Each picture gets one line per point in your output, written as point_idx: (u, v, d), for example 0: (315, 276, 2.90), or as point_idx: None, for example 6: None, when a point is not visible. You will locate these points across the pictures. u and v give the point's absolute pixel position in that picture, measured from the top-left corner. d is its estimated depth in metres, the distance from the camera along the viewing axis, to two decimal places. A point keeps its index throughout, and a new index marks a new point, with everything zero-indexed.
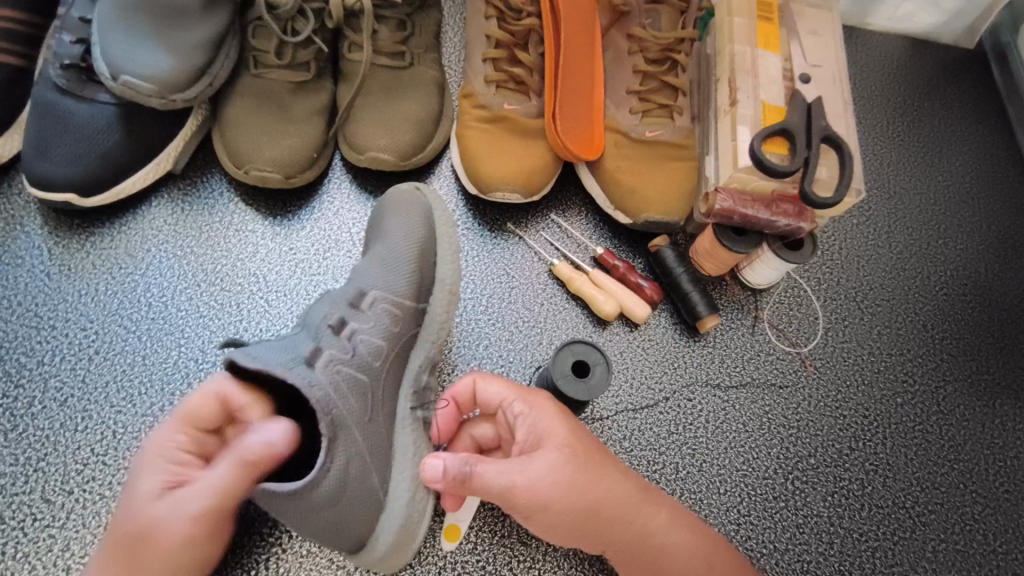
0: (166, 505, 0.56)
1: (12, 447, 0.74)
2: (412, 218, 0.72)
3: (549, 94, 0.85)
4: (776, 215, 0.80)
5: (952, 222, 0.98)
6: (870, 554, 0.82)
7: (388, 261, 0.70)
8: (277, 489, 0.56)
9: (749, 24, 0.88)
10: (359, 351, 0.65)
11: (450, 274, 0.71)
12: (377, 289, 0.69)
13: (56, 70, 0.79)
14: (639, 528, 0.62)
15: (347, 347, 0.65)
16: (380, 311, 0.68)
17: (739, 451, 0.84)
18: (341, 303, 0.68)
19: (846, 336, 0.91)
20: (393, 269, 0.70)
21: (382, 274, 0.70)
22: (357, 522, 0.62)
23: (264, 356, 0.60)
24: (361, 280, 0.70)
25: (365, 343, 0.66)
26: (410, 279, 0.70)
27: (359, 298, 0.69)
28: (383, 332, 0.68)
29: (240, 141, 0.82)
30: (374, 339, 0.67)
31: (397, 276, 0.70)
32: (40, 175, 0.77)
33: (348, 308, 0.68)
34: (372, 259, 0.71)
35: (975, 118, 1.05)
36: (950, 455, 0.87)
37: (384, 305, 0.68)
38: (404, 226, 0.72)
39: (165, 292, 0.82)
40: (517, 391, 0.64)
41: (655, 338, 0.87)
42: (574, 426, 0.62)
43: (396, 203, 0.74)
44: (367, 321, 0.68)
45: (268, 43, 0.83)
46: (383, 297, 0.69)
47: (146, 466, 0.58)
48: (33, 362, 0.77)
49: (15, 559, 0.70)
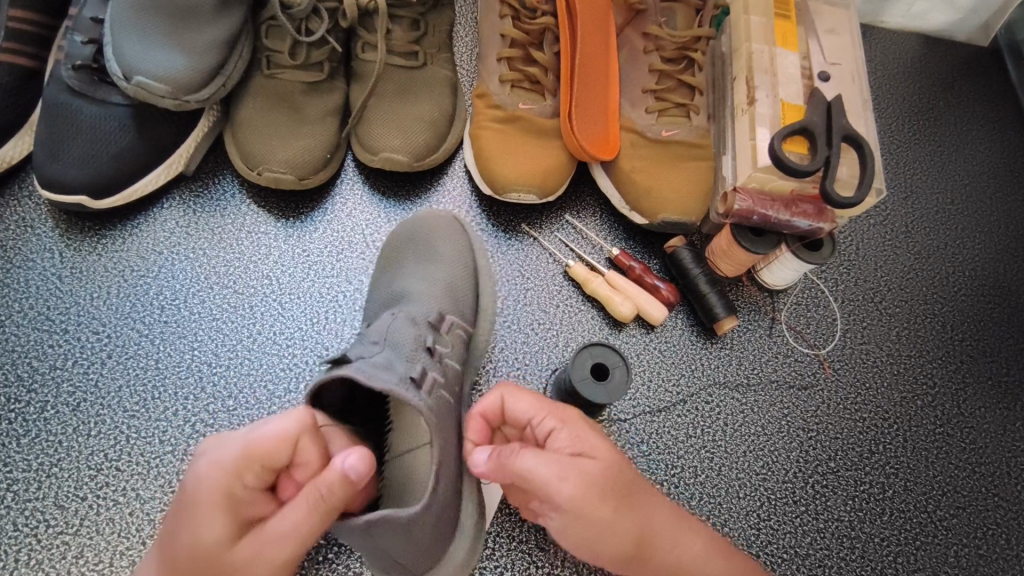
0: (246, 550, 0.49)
1: (25, 452, 0.73)
2: (462, 247, 0.76)
3: (566, 93, 0.84)
4: (796, 216, 0.78)
5: (970, 222, 0.97)
6: (892, 559, 0.80)
7: (453, 290, 0.73)
8: (393, 517, 0.53)
9: (767, 22, 0.87)
10: (445, 373, 0.67)
11: (495, 307, 0.76)
12: (455, 316, 0.72)
13: (67, 71, 0.78)
14: (670, 553, 0.59)
15: (437, 368, 0.66)
16: (457, 337, 0.71)
17: (758, 455, 0.83)
18: (424, 323, 0.69)
19: (865, 338, 0.90)
20: (459, 295, 0.74)
21: (454, 302, 0.73)
22: (441, 541, 0.60)
23: (380, 376, 0.59)
24: (440, 301, 0.72)
25: (448, 366, 0.68)
26: (473, 307, 0.75)
27: (440, 320, 0.70)
28: (457, 357, 0.70)
29: (253, 143, 0.81)
30: (453, 363, 0.69)
31: (461, 305, 0.73)
32: (52, 177, 0.77)
33: (432, 330, 0.69)
34: (433, 283, 0.73)
35: (991, 116, 1.04)
36: (971, 458, 0.86)
37: (459, 330, 0.71)
38: (456, 254, 0.76)
39: (178, 296, 0.81)
40: (550, 405, 0.61)
41: (672, 340, 0.86)
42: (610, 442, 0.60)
43: (442, 230, 0.77)
44: (447, 344, 0.69)
45: (282, 44, 0.82)
46: (459, 323, 0.71)
47: (210, 512, 0.49)
48: (45, 366, 0.76)
49: (28, 567, 0.69)
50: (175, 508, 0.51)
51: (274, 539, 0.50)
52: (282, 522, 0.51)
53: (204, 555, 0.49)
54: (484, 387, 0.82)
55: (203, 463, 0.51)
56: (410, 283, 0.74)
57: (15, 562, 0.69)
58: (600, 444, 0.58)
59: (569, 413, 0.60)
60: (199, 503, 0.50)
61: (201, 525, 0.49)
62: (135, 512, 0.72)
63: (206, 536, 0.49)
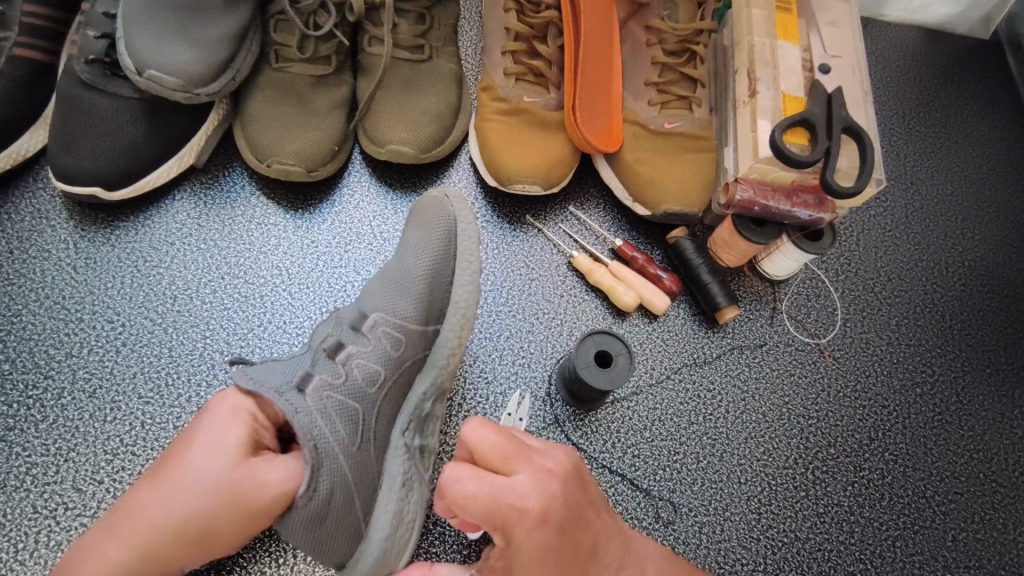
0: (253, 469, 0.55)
1: (43, 437, 0.75)
2: (433, 231, 0.72)
3: (569, 85, 0.85)
4: (797, 206, 0.79)
5: (970, 214, 0.98)
6: (891, 543, 0.82)
7: (400, 287, 0.70)
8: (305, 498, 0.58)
9: (767, 15, 0.88)
10: (352, 374, 0.65)
11: (468, 293, 0.72)
12: (381, 312, 0.69)
13: (80, 65, 0.80)
14: None
15: (341, 370, 0.65)
16: (381, 335, 0.68)
17: (758, 441, 0.84)
18: (344, 324, 0.68)
19: (865, 328, 0.91)
20: (402, 291, 0.70)
21: (390, 298, 0.70)
22: (342, 537, 0.62)
23: (263, 380, 0.60)
24: (366, 300, 0.70)
25: (360, 367, 0.66)
26: (417, 305, 0.70)
27: (362, 321, 0.69)
28: (381, 357, 0.68)
29: (262, 136, 0.83)
30: (370, 363, 0.67)
31: (403, 300, 0.70)
32: (66, 168, 0.78)
33: (349, 331, 0.68)
34: (378, 285, 0.71)
35: (992, 109, 1.05)
36: (970, 445, 0.87)
37: (385, 328, 0.69)
38: (421, 241, 0.72)
39: (190, 285, 0.83)
40: (496, 514, 0.52)
41: (674, 329, 0.88)
42: (554, 553, 0.53)
43: (421, 212, 0.75)
44: (366, 345, 0.68)
45: (290, 38, 0.83)
46: (384, 320, 0.69)
47: (234, 426, 0.56)
48: (61, 354, 0.78)
49: (49, 548, 0.71)
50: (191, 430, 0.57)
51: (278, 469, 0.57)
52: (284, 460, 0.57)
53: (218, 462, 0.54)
54: (487, 376, 0.83)
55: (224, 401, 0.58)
56: (369, 285, 0.72)
57: (35, 543, 0.71)
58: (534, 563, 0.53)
59: (516, 525, 0.52)
60: (221, 418, 0.57)
61: (221, 436, 0.56)
62: None
63: (222, 447, 0.55)
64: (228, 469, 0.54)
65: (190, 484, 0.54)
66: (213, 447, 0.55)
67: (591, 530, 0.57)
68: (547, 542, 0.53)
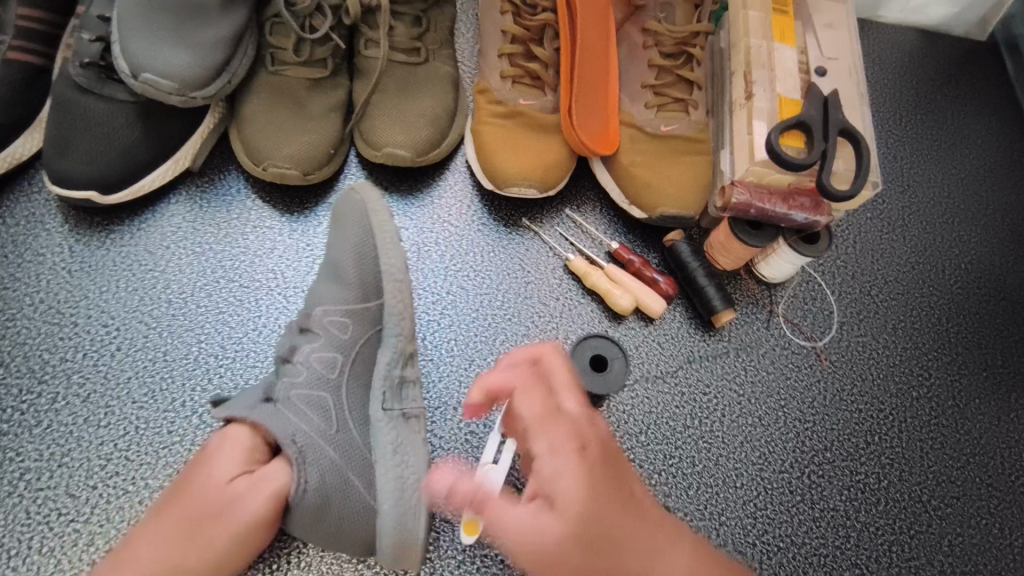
0: (244, 486, 0.58)
1: (37, 442, 0.75)
2: (352, 220, 0.74)
3: (565, 88, 0.85)
4: (794, 209, 0.80)
5: (966, 216, 0.98)
6: (887, 548, 0.82)
7: (336, 274, 0.73)
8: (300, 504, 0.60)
9: (764, 17, 0.88)
10: (311, 364, 0.68)
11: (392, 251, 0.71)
12: (324, 305, 0.72)
13: (76, 68, 0.80)
14: None
15: (299, 368, 0.67)
16: (330, 323, 0.71)
17: (754, 445, 0.84)
18: (293, 331, 0.72)
19: (861, 331, 0.91)
20: (339, 281, 0.73)
21: (334, 290, 0.73)
22: (353, 531, 0.64)
23: (234, 404, 0.64)
24: (314, 299, 0.73)
25: (320, 358, 0.69)
26: (352, 284, 0.72)
27: (309, 318, 0.72)
28: (335, 344, 0.70)
29: (258, 140, 0.83)
30: (326, 352, 0.70)
31: (339, 286, 0.73)
32: (61, 172, 0.78)
33: (300, 333, 0.71)
34: (324, 285, 0.74)
35: (989, 111, 1.05)
36: (966, 449, 0.87)
37: (331, 315, 0.71)
38: (343, 233, 0.74)
39: (185, 289, 0.83)
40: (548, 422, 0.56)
41: (670, 332, 0.87)
42: (595, 482, 0.53)
43: (339, 213, 0.76)
44: (318, 338, 0.70)
45: (286, 41, 0.83)
46: (332, 309, 0.72)
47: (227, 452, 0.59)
48: (56, 358, 0.78)
49: (42, 553, 0.71)
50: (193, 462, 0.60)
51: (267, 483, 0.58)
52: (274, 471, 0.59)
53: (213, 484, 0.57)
54: None
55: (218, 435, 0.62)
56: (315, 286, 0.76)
57: (29, 549, 0.71)
58: (576, 486, 0.52)
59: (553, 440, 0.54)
60: (219, 446, 0.60)
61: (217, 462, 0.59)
62: (144, 501, 0.74)
63: (216, 472, 0.58)
64: (222, 487, 0.57)
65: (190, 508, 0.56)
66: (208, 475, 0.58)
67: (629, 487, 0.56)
68: (586, 464, 0.53)
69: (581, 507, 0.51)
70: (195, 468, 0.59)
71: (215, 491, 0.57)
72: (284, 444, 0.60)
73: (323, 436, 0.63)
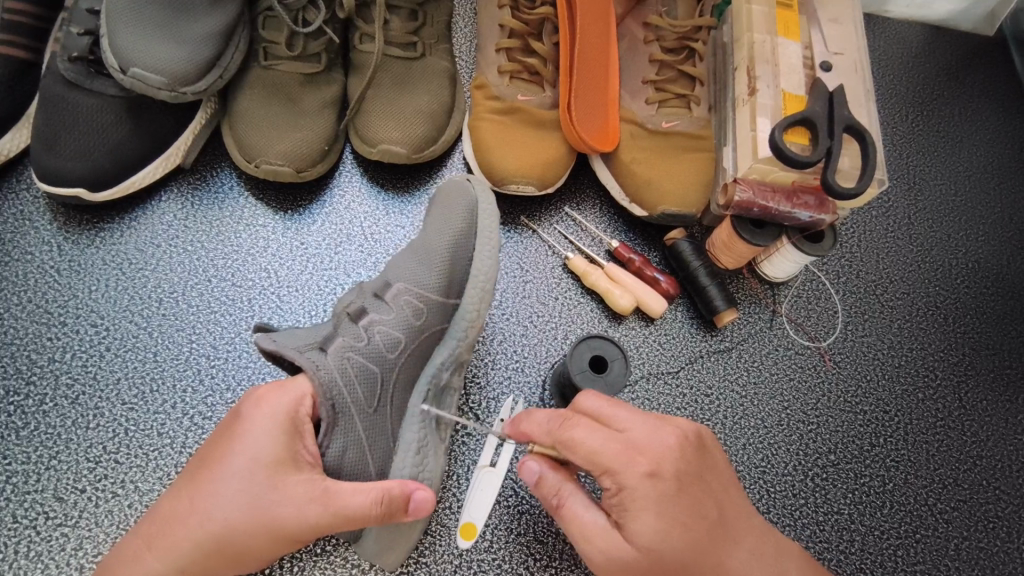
0: (290, 493, 0.53)
1: (24, 445, 0.73)
2: (453, 210, 0.72)
3: (564, 84, 0.83)
4: (798, 207, 0.77)
5: (974, 215, 0.96)
6: (892, 552, 0.80)
7: (423, 254, 0.70)
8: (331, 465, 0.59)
9: (768, 11, 0.86)
10: (374, 340, 0.65)
11: (486, 270, 0.71)
12: (404, 282, 0.69)
13: (64, 62, 0.78)
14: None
15: (362, 334, 0.65)
16: (403, 304, 0.68)
17: (757, 448, 0.82)
18: (366, 292, 0.68)
19: (866, 331, 0.89)
20: (423, 262, 0.69)
21: (416, 269, 0.69)
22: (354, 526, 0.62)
23: (284, 339, 0.62)
24: (392, 270, 0.70)
25: (382, 333, 0.66)
26: (440, 275, 0.69)
27: (385, 289, 0.69)
28: (403, 325, 0.67)
29: (250, 136, 0.81)
30: (391, 331, 0.67)
31: (425, 270, 0.69)
32: (48, 168, 0.76)
33: (372, 299, 0.68)
34: (405, 256, 0.71)
35: (997, 107, 1.03)
36: (972, 451, 0.85)
37: (408, 297, 0.68)
38: (443, 218, 0.72)
39: (176, 288, 0.81)
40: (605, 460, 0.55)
41: (671, 333, 0.86)
42: (673, 512, 0.54)
43: (445, 193, 0.75)
44: (388, 312, 0.67)
45: (279, 35, 0.81)
46: (407, 290, 0.68)
47: (266, 435, 0.54)
48: (44, 359, 0.76)
49: (27, 559, 0.69)
50: (235, 425, 0.56)
51: (330, 500, 0.54)
52: (352, 489, 0.55)
53: (252, 471, 0.53)
54: (482, 380, 0.82)
55: (270, 388, 0.58)
56: (396, 257, 0.72)
57: (13, 554, 0.69)
58: (649, 524, 0.54)
59: (632, 471, 0.55)
60: (256, 421, 0.55)
61: (254, 448, 0.54)
62: (134, 504, 0.72)
63: (253, 454, 0.53)
64: (262, 486, 0.53)
65: (223, 498, 0.53)
66: (245, 459, 0.53)
67: (716, 499, 0.57)
68: (661, 497, 0.54)
69: (644, 538, 0.54)
70: (236, 441, 0.54)
71: (253, 481, 0.53)
72: (321, 401, 0.59)
73: (359, 413, 0.62)
